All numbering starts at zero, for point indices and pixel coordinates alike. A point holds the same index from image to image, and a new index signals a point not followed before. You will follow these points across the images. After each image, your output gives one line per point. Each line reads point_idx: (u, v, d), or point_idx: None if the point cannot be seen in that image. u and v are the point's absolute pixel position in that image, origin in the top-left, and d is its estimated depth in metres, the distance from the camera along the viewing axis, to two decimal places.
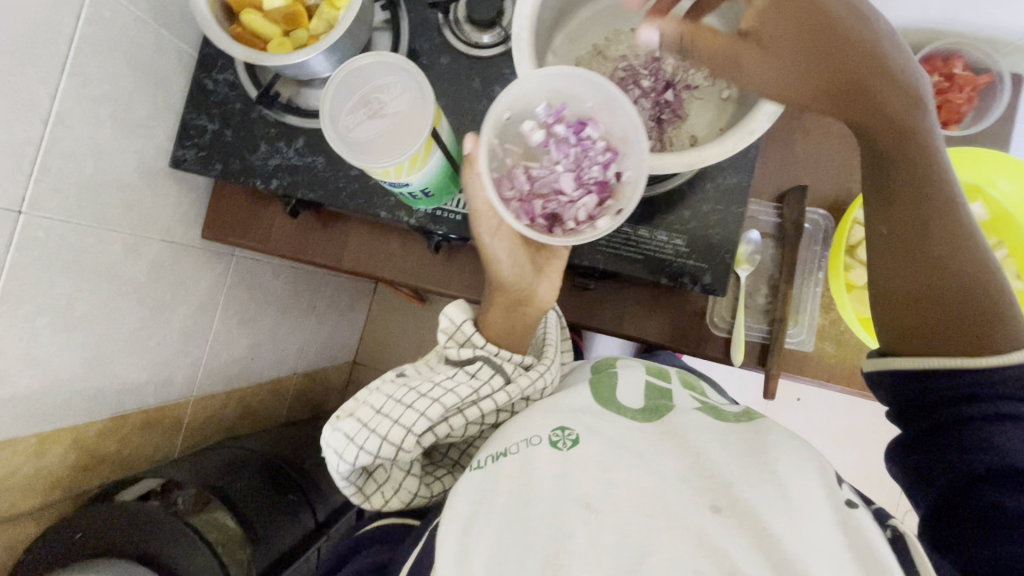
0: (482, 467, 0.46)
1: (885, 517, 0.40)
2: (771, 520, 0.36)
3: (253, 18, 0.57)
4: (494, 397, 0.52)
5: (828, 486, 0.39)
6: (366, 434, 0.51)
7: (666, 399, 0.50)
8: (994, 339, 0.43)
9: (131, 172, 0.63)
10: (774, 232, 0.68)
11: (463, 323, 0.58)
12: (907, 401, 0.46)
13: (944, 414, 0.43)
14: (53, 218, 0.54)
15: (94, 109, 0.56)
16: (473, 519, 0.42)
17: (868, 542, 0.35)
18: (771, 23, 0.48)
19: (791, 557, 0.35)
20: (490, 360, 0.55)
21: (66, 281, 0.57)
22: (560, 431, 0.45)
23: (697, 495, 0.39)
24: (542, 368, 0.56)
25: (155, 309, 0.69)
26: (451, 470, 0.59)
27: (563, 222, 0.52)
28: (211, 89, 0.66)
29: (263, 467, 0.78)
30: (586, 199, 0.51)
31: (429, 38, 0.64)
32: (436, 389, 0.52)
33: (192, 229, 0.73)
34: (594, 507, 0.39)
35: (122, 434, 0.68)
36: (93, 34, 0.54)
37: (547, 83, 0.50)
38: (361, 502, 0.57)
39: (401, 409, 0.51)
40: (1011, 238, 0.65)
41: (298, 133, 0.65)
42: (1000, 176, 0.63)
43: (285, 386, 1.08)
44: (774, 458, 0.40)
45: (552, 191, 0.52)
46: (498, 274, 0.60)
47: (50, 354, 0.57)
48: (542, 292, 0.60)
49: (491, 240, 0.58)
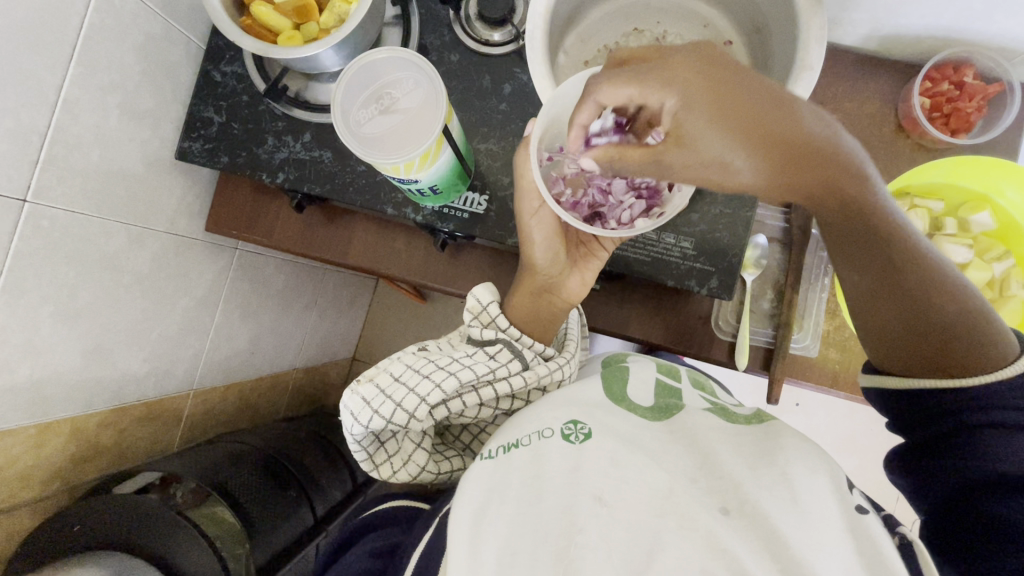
0: (492, 458, 0.46)
1: (895, 524, 0.39)
2: (781, 523, 0.36)
3: (264, 10, 0.57)
4: (511, 379, 0.53)
5: (838, 490, 0.39)
6: (383, 399, 0.50)
7: (677, 398, 0.50)
8: (980, 358, 0.41)
9: (137, 162, 0.62)
10: (781, 236, 0.68)
11: (489, 304, 0.58)
12: (907, 408, 0.45)
13: (947, 424, 0.42)
14: (58, 208, 0.54)
15: (101, 98, 0.56)
16: (483, 510, 0.42)
17: (877, 545, 0.35)
18: (688, 124, 0.35)
19: (802, 561, 0.34)
20: (510, 344, 0.55)
21: (70, 271, 0.56)
22: (572, 425, 0.45)
23: (705, 496, 0.39)
24: (561, 361, 0.56)
25: (157, 301, 0.68)
26: (461, 453, 0.59)
27: (605, 219, 0.53)
28: (218, 81, 0.66)
29: (263, 461, 0.78)
30: (633, 202, 0.51)
31: (439, 34, 0.63)
32: (454, 364, 0.52)
33: (196, 221, 0.72)
34: (603, 504, 0.39)
35: (121, 426, 0.68)
36: (101, 22, 0.54)
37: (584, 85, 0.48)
38: (368, 470, 0.56)
39: (418, 378, 0.51)
40: (1016, 247, 0.66)
41: (306, 127, 0.64)
42: (1007, 187, 0.63)
43: (285, 380, 1.07)
44: (785, 460, 0.40)
45: (602, 187, 0.51)
46: (531, 258, 0.59)
47: (51, 344, 0.56)
48: (571, 284, 0.62)
49: (530, 221, 0.57)
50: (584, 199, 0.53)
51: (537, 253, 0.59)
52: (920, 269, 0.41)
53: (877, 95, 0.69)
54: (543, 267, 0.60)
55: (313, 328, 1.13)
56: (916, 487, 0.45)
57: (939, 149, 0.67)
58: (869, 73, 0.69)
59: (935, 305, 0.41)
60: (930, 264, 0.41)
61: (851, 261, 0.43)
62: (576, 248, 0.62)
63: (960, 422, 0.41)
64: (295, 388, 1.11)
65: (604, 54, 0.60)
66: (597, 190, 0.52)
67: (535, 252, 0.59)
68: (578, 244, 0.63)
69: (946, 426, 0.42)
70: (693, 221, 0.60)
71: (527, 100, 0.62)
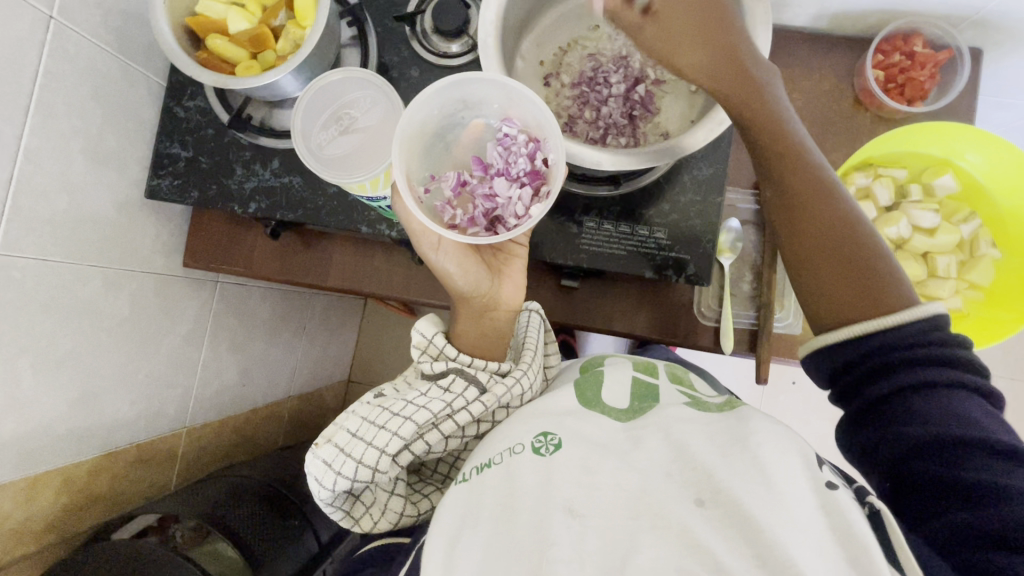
0: (466, 480, 0.47)
1: (865, 491, 0.40)
2: (752, 507, 0.37)
3: (218, 43, 0.57)
4: (469, 408, 0.51)
5: (809, 467, 0.39)
6: (343, 459, 0.49)
7: (654, 398, 0.50)
8: (885, 289, 0.47)
9: (107, 205, 0.62)
10: (753, 218, 0.69)
11: (434, 336, 0.57)
12: (850, 374, 0.47)
13: (876, 390, 0.45)
14: (28, 258, 0.54)
15: (63, 144, 0.56)
16: (457, 536, 0.43)
17: (848, 521, 0.36)
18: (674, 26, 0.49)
19: (772, 543, 0.35)
20: (462, 371, 0.54)
21: (48, 320, 0.56)
22: (543, 437, 0.45)
23: (680, 490, 0.40)
24: (518, 373, 0.54)
25: (139, 342, 0.68)
26: (440, 486, 0.59)
27: (504, 221, 0.50)
28: (182, 116, 0.66)
29: (260, 493, 0.77)
30: (520, 193, 0.48)
31: (397, 50, 0.64)
32: (408, 407, 0.50)
33: (174, 258, 0.72)
34: (574, 515, 0.40)
35: (113, 471, 0.67)
36: (55, 68, 0.54)
37: (439, 99, 0.50)
38: (351, 526, 0.56)
39: (374, 430, 0.50)
40: (983, 207, 0.68)
41: (273, 154, 0.64)
42: (967, 149, 0.64)
43: (280, 409, 1.06)
44: (756, 443, 0.40)
45: (486, 192, 0.49)
46: (454, 288, 0.60)
47: (32, 396, 0.56)
48: (505, 291, 0.61)
49: (435, 255, 0.57)
50: (477, 211, 0.49)
51: (457, 280, 0.59)
52: (822, 195, 0.49)
53: (835, 72, 0.69)
54: (470, 291, 0.60)
55: (303, 354, 1.13)
56: (863, 454, 0.46)
57: (898, 119, 0.68)
58: (825, 51, 0.70)
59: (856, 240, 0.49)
60: (830, 197, 0.50)
61: (773, 188, 0.51)
62: (492, 256, 0.62)
63: (888, 387, 0.45)
64: (291, 416, 1.10)
65: (561, 54, 0.60)
66: (484, 197, 0.49)
67: (455, 283, 0.59)
68: (494, 252, 0.62)
69: (877, 394, 0.45)
70: (663, 211, 0.61)
71: None
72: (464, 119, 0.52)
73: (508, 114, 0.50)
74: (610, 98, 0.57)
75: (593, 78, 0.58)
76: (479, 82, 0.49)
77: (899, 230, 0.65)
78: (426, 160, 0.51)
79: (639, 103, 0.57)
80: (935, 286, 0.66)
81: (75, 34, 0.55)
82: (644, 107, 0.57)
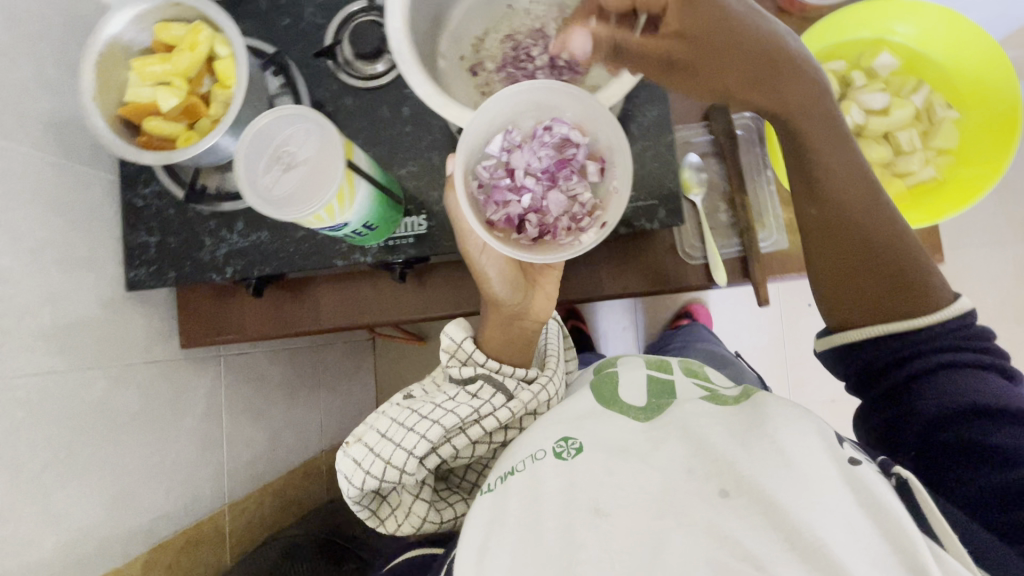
0: (492, 489, 0.48)
1: (888, 465, 0.42)
2: (776, 490, 0.38)
3: (154, 123, 0.58)
4: (497, 413, 0.53)
5: (829, 445, 0.41)
6: (373, 458, 0.52)
7: (670, 395, 0.51)
8: (891, 239, 0.52)
9: (93, 307, 0.63)
10: (712, 149, 0.69)
11: (463, 340, 0.57)
12: (859, 374, 0.52)
13: (891, 384, 0.50)
14: (29, 375, 0.55)
15: (36, 260, 0.57)
16: (486, 542, 0.43)
17: (873, 492, 0.37)
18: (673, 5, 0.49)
19: (802, 526, 0.36)
20: (490, 377, 0.55)
21: (63, 430, 0.58)
22: (563, 441, 0.47)
23: (704, 485, 0.41)
24: (544, 380, 0.57)
25: (160, 432, 0.69)
26: (465, 496, 0.60)
27: (548, 232, 0.51)
28: (142, 206, 0.68)
29: (316, 548, 0.78)
30: (569, 212, 0.51)
31: (327, 85, 0.65)
32: (437, 410, 0.53)
33: (171, 342, 0.73)
34: (602, 514, 0.41)
35: (168, 562, 0.68)
36: (9, 190, 0.55)
37: (510, 101, 0.50)
38: (376, 525, 0.58)
39: (403, 431, 0.52)
40: (930, 74, 0.67)
41: (236, 216, 0.66)
42: (896, 23, 0.65)
43: (317, 465, 1.07)
44: (773, 428, 0.42)
45: (535, 205, 0.51)
46: (490, 293, 0.60)
47: (68, 507, 0.57)
48: (535, 304, 0.61)
49: (482, 258, 0.57)
50: (525, 220, 0.51)
51: (495, 284, 0.59)
52: (829, 151, 0.53)
53: None
54: (505, 299, 0.60)
55: (325, 406, 1.13)
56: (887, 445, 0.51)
57: (824, 14, 0.68)
58: None
59: (876, 216, 0.52)
60: (837, 151, 0.53)
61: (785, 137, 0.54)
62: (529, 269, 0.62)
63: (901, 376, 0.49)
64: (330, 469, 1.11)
65: (478, 45, 0.61)
66: (533, 208, 0.51)
67: (493, 288, 0.59)
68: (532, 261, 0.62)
69: (892, 383, 0.50)
70: None
71: (429, 116, 0.64)
72: (532, 117, 0.52)
73: (579, 123, 0.51)
74: (538, 71, 0.58)
75: (517, 57, 0.58)
76: (555, 91, 0.49)
77: (853, 117, 0.65)
78: (479, 150, 0.52)
79: (566, 68, 0.56)
80: (904, 162, 0.67)
81: (20, 152, 0.57)
82: (572, 70, 0.56)
